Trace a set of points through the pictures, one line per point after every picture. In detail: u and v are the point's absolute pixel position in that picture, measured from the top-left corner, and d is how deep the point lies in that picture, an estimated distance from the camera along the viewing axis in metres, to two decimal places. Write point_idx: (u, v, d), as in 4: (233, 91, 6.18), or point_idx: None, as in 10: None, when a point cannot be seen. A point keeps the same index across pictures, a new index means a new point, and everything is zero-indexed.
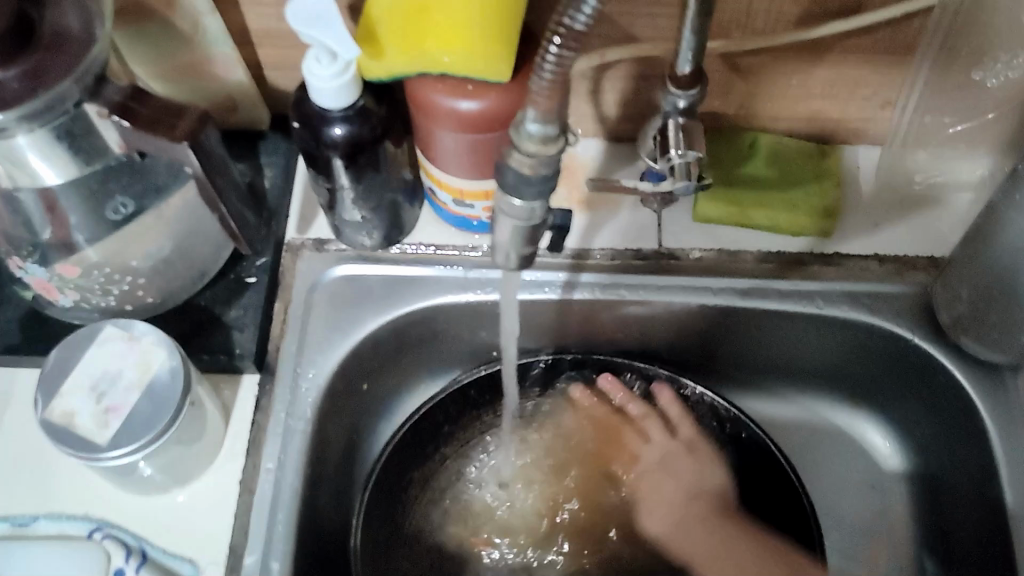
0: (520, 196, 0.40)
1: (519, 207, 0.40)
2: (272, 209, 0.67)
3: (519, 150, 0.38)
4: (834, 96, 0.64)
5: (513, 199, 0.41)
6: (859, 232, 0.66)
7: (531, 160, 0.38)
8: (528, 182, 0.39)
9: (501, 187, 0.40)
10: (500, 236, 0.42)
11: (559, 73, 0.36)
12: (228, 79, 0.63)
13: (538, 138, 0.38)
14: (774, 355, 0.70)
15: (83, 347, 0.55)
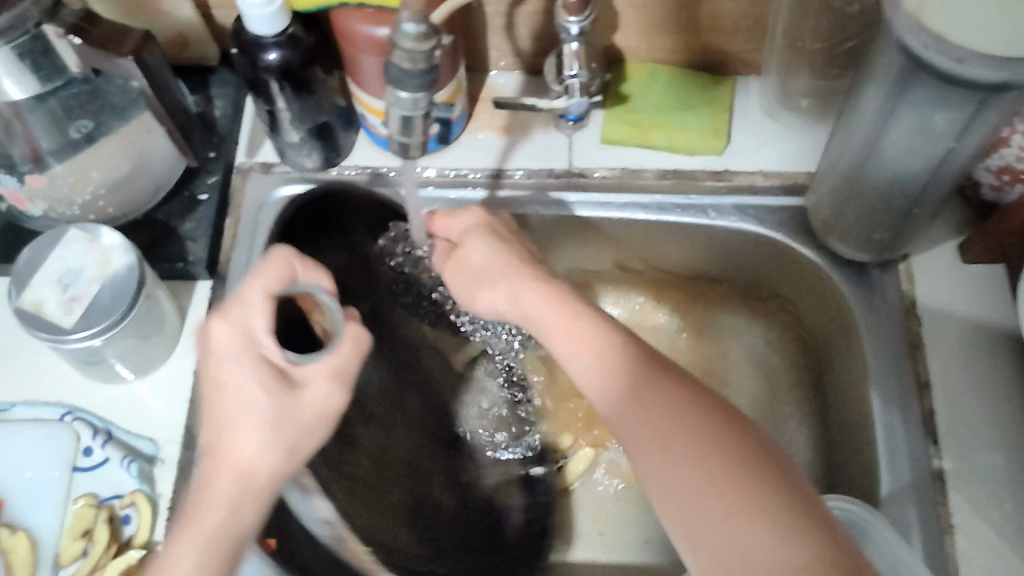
0: (403, 89, 0.47)
1: (405, 100, 0.48)
2: (222, 135, 0.74)
3: (398, 47, 0.46)
4: (721, 28, 0.72)
5: (400, 94, 0.48)
6: (747, 151, 0.74)
7: (409, 54, 0.46)
8: (409, 74, 0.46)
9: (389, 83, 0.48)
10: (393, 129, 0.50)
11: None
12: (177, 16, 0.71)
13: (414, 37, 0.45)
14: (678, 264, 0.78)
15: (51, 248, 0.63)
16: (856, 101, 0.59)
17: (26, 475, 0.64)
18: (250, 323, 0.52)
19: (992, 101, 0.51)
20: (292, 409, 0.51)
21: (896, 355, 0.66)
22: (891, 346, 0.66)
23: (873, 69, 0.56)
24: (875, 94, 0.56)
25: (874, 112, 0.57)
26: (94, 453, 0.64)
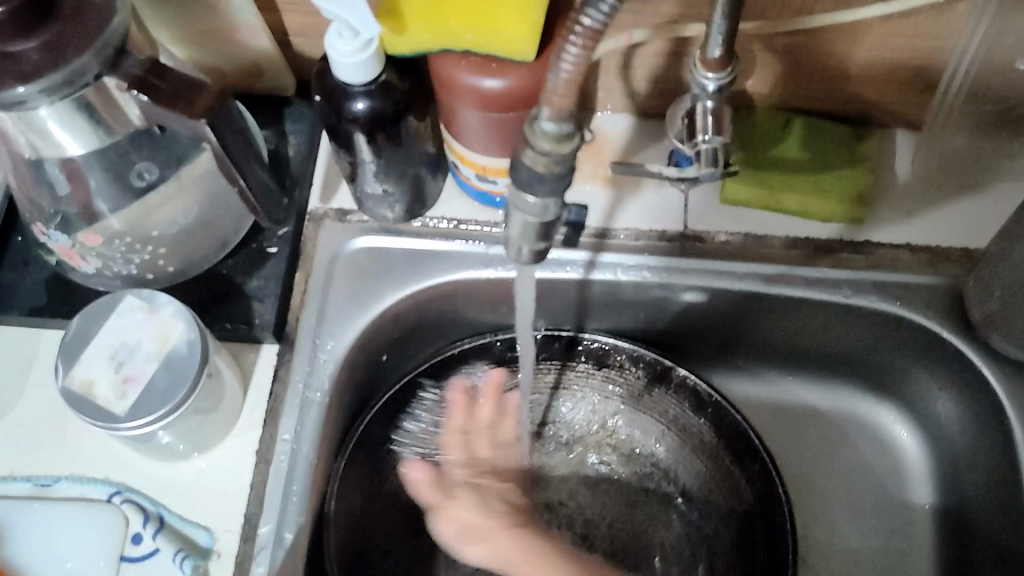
0: (533, 194, 0.39)
1: (532, 204, 0.39)
2: (295, 177, 0.66)
3: (531, 147, 0.37)
4: (874, 78, 0.62)
5: (526, 196, 0.40)
6: (892, 220, 0.64)
7: (544, 157, 0.37)
8: (541, 180, 0.38)
9: (514, 183, 0.39)
10: (515, 230, 0.42)
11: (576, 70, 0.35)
12: (251, 47, 0.63)
13: (554, 135, 0.37)
14: (797, 341, 0.69)
15: (106, 315, 0.55)
16: None
17: (68, 565, 0.56)
18: None
19: None
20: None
21: None
22: None
23: None
24: None
25: None
26: (144, 541, 0.57)
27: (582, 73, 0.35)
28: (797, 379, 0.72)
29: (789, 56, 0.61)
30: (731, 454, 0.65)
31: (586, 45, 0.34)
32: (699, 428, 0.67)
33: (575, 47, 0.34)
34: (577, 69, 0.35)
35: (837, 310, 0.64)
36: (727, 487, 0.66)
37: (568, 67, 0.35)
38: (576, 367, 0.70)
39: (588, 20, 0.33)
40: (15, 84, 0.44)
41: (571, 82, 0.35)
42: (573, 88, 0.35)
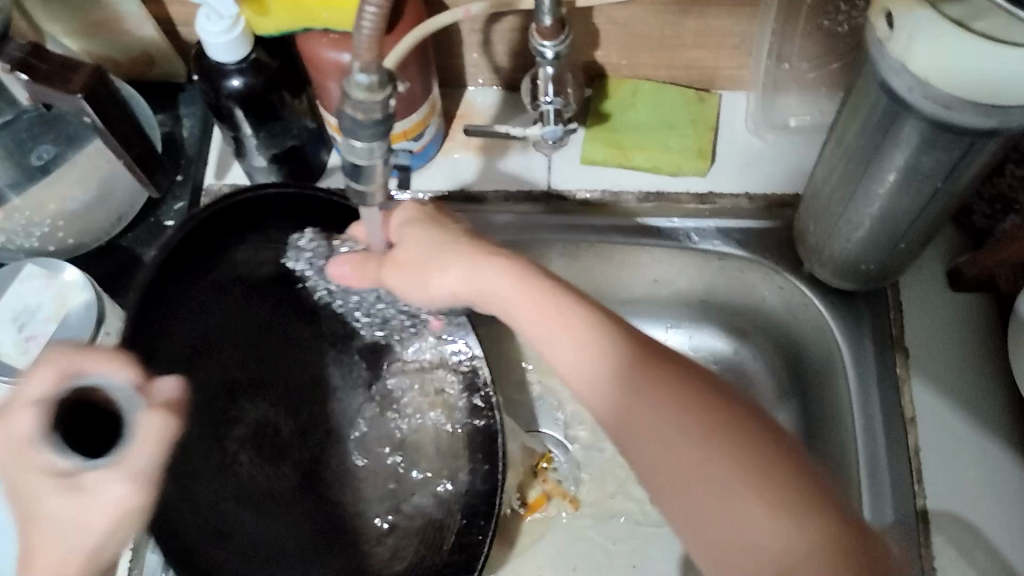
0: (358, 139, 0.45)
1: (360, 148, 0.46)
2: (190, 157, 0.72)
3: (350, 97, 0.43)
4: (706, 45, 0.69)
5: (355, 142, 0.46)
6: (732, 173, 0.71)
7: (361, 105, 0.44)
8: (362, 125, 0.44)
9: (342, 131, 0.45)
10: (349, 175, 0.48)
11: (378, 29, 0.41)
12: (139, 36, 0.68)
13: (367, 86, 0.43)
14: (655, 283, 0.76)
15: (10, 282, 0.61)
16: (840, 134, 0.57)
17: None
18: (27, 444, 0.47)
19: (980, 145, 0.48)
20: (77, 519, 0.45)
21: (884, 393, 0.63)
22: (878, 379, 0.64)
23: (857, 105, 0.53)
24: (858, 128, 0.54)
25: (857, 147, 0.55)
26: None
27: (382, 28, 0.41)
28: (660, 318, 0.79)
29: (628, 28, 0.68)
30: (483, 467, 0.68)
31: (382, 5, 0.40)
32: (491, 435, 0.68)
33: (373, 7, 0.40)
34: (377, 26, 0.41)
35: (686, 254, 0.71)
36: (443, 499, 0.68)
37: (370, 23, 0.41)
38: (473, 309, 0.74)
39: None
40: None
41: (372, 40, 0.41)
42: (376, 43, 0.41)
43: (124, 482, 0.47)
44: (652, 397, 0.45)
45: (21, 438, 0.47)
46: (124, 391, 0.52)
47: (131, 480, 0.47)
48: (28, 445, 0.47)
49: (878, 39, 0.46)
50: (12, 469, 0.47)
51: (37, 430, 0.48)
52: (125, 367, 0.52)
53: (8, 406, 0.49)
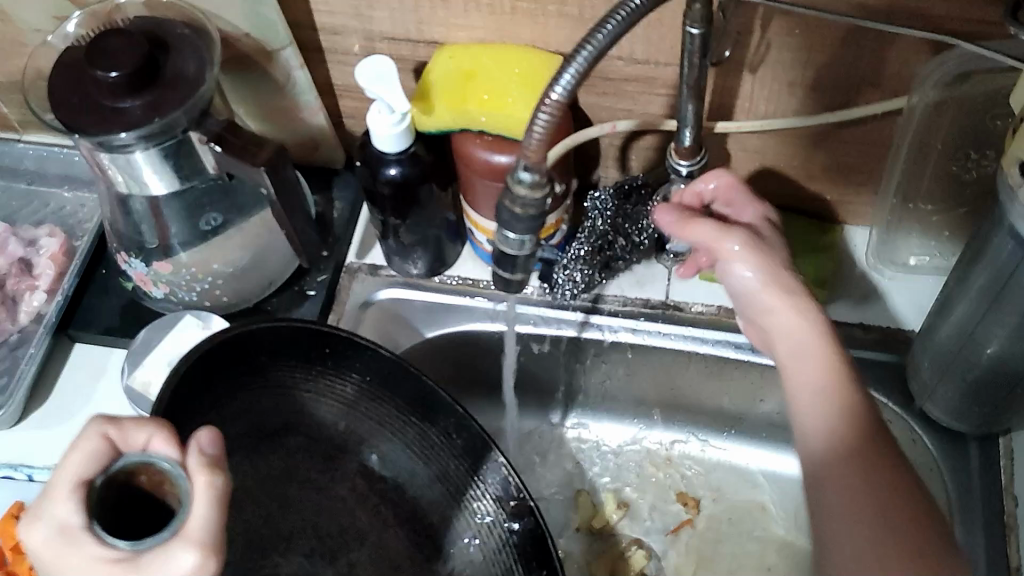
0: (511, 230, 0.50)
1: (512, 239, 0.51)
2: (337, 235, 0.78)
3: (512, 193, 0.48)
4: (833, 179, 0.72)
5: (507, 233, 0.51)
6: (849, 302, 0.73)
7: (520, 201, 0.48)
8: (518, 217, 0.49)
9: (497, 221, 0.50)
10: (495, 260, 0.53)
11: (545, 136, 0.46)
12: (310, 124, 0.75)
13: (530, 183, 0.48)
14: (773, 413, 0.78)
15: (167, 330, 0.67)
16: (964, 276, 0.58)
17: None
18: (203, 525, 0.43)
19: None
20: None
21: (991, 539, 0.63)
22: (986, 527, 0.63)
23: (985, 250, 0.55)
24: (982, 272, 0.56)
25: (982, 289, 0.56)
26: None
27: (549, 134, 0.45)
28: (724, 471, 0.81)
29: (759, 156, 0.72)
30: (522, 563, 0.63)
31: (552, 113, 0.45)
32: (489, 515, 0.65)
33: (545, 115, 0.45)
34: (545, 133, 0.45)
35: None
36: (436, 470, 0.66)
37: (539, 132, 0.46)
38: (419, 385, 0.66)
39: (554, 96, 0.43)
40: (121, 131, 0.58)
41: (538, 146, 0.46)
42: (542, 145, 0.46)
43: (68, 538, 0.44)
44: (822, 400, 0.56)
45: (93, 566, 0.43)
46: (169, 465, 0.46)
47: (197, 548, 0.43)
48: (71, 539, 0.44)
49: (1009, 187, 0.49)
50: (64, 562, 0.44)
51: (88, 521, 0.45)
52: (150, 426, 0.48)
53: (52, 483, 0.46)
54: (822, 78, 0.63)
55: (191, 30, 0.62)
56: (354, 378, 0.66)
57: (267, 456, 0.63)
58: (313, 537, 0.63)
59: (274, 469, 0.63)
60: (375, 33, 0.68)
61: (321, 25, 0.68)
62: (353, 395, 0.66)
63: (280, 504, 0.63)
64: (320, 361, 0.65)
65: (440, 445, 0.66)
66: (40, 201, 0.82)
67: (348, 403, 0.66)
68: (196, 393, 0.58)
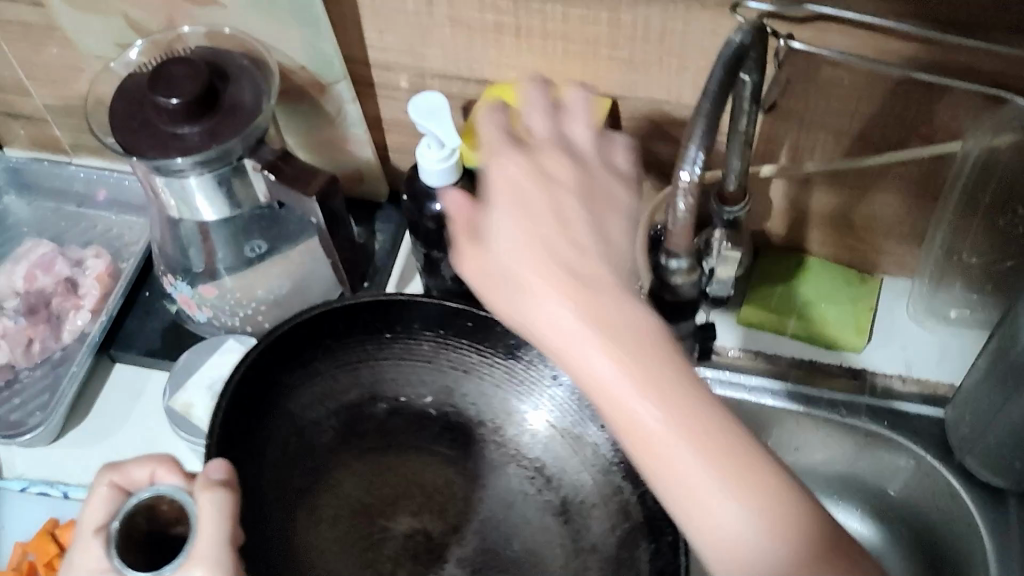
0: None
1: None
2: (378, 267, 0.79)
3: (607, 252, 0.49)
4: (875, 230, 0.72)
5: None
6: (886, 354, 0.73)
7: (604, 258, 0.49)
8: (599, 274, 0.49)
9: None
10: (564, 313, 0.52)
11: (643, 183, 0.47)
12: (357, 156, 0.77)
13: None
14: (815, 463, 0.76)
15: (208, 353, 0.68)
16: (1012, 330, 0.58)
17: None
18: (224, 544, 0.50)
19: None
20: None
21: None
22: None
23: None
24: None
25: None
26: None
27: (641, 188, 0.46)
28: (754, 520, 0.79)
29: (801, 204, 0.72)
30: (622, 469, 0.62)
31: None
32: (594, 441, 0.64)
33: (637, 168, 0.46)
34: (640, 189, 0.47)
35: (839, 426, 0.72)
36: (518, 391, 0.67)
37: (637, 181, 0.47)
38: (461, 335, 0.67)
39: None
40: (178, 156, 0.59)
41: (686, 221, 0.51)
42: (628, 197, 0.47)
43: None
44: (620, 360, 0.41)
45: None
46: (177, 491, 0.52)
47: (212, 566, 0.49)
48: None
49: None
50: None
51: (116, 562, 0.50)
52: (155, 464, 0.54)
53: (77, 539, 0.52)
54: (869, 129, 0.64)
55: (249, 61, 0.64)
56: (428, 338, 0.67)
57: (370, 426, 0.67)
58: (421, 495, 0.67)
59: (370, 448, 0.67)
60: (427, 70, 0.69)
61: (374, 60, 0.69)
62: (436, 354, 0.68)
63: (384, 475, 0.67)
64: (387, 334, 0.67)
65: (529, 385, 0.67)
66: (87, 222, 0.84)
67: (432, 363, 0.68)
68: (247, 399, 0.62)
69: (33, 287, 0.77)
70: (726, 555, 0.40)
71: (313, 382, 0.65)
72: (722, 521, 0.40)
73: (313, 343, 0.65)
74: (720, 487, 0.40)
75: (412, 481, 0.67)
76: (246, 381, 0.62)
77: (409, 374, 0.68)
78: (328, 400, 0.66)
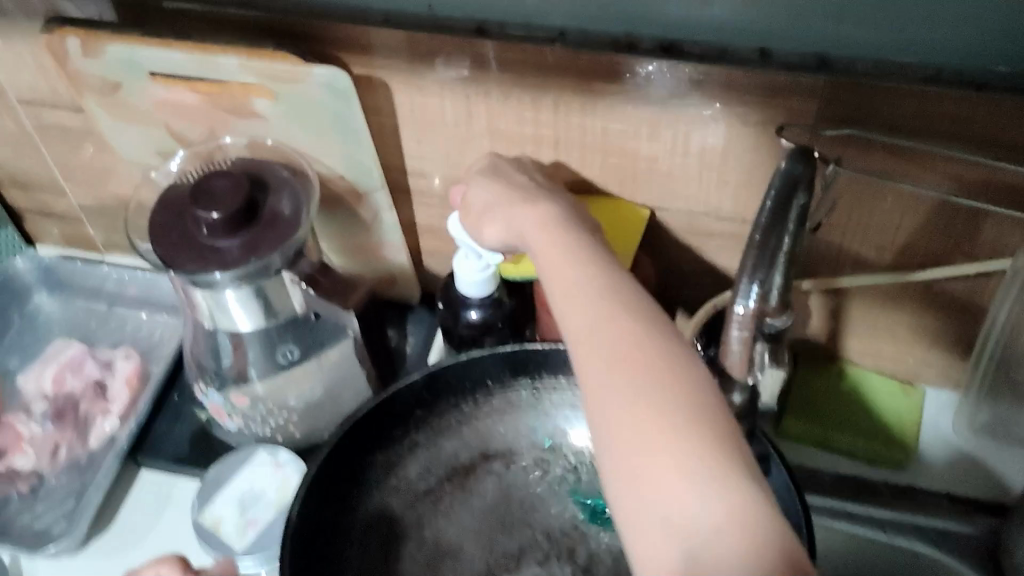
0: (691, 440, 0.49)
1: None
2: (409, 371, 0.77)
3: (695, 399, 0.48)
4: (917, 341, 0.71)
5: None
6: (931, 469, 0.71)
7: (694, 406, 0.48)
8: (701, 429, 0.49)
9: None
10: None
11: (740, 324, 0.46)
12: (391, 261, 0.76)
13: None
14: None
15: (239, 464, 0.67)
16: None
17: None
18: None
19: None
20: None
21: None
22: None
23: None
24: None
25: None
26: None
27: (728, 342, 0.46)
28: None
29: (840, 312, 0.71)
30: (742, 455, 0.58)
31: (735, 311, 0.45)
32: None
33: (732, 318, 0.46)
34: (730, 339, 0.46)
35: (883, 546, 0.68)
36: None
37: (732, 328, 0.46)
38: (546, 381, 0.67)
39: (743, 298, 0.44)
40: (217, 271, 0.58)
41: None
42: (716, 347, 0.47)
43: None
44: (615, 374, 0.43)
45: None
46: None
47: None
48: None
49: None
50: None
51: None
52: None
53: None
54: (914, 244, 0.63)
55: (290, 173, 0.64)
56: (524, 386, 0.67)
57: (490, 479, 0.67)
58: (545, 542, 0.64)
59: (493, 502, 0.66)
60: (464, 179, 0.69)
61: (412, 170, 0.69)
62: (536, 403, 0.68)
63: (509, 525, 0.64)
64: (482, 393, 0.67)
65: None
66: (119, 321, 0.84)
67: (534, 410, 0.68)
68: (347, 473, 0.63)
69: (62, 390, 0.76)
70: (709, 546, 0.38)
71: (420, 450, 0.66)
72: (693, 502, 0.39)
73: (404, 421, 0.66)
74: (702, 485, 0.39)
75: (533, 523, 0.64)
76: (331, 461, 0.62)
77: (514, 429, 0.68)
78: (434, 474, 0.66)
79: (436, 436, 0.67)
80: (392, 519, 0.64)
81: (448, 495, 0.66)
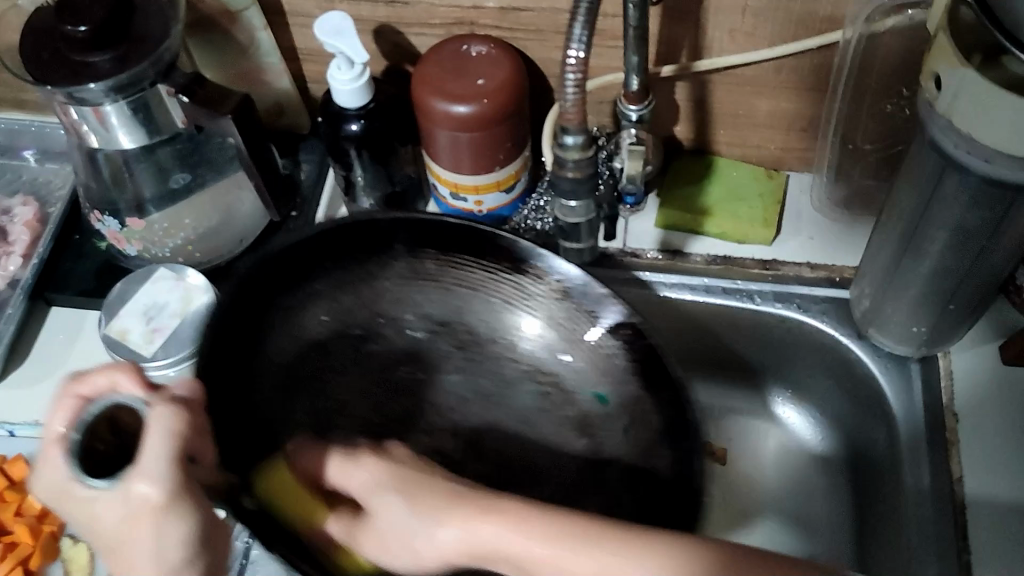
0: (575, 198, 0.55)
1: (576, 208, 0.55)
2: (306, 196, 0.80)
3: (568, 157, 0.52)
4: (777, 126, 0.76)
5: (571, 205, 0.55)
6: (796, 244, 0.77)
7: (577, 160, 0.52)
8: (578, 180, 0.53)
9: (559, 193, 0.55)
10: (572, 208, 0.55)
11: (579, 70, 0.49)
12: (275, 87, 0.78)
13: (578, 145, 0.52)
14: (747, 356, 0.80)
15: (144, 283, 0.69)
16: (893, 201, 0.63)
17: None
18: (177, 455, 0.48)
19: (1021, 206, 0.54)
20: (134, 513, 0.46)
21: (933, 449, 0.66)
22: (927, 440, 0.67)
23: (909, 171, 0.59)
24: (911, 193, 0.59)
25: (911, 211, 0.60)
26: None
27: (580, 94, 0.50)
28: (765, 426, 0.82)
29: (704, 102, 0.75)
30: (653, 389, 0.66)
31: (580, 69, 0.49)
32: (609, 348, 0.68)
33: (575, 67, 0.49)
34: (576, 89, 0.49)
35: (753, 316, 0.75)
36: (543, 299, 0.70)
37: (575, 77, 0.49)
38: (455, 257, 0.71)
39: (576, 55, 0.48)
40: (89, 82, 0.60)
41: (577, 102, 0.50)
42: (579, 104, 0.50)
43: (152, 515, 0.46)
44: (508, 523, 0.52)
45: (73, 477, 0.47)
46: (136, 399, 0.50)
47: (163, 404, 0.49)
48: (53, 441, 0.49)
49: (928, 101, 0.52)
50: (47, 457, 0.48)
51: (74, 471, 0.47)
52: (119, 371, 0.51)
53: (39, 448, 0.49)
54: (760, 23, 0.67)
55: None
56: (432, 256, 0.71)
57: (388, 343, 0.71)
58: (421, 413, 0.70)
59: (380, 362, 0.71)
60: None
61: None
62: (441, 272, 0.72)
63: (385, 391, 0.70)
64: (376, 254, 0.71)
65: (561, 303, 0.70)
66: (12, 172, 0.84)
67: (437, 281, 0.72)
68: (242, 330, 0.65)
69: None
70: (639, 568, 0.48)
71: (293, 325, 0.68)
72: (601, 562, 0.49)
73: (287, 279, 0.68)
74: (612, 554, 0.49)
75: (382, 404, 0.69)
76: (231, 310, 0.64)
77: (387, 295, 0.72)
78: (315, 334, 0.70)
79: (342, 299, 0.71)
80: (285, 375, 0.67)
81: (341, 360, 0.70)
